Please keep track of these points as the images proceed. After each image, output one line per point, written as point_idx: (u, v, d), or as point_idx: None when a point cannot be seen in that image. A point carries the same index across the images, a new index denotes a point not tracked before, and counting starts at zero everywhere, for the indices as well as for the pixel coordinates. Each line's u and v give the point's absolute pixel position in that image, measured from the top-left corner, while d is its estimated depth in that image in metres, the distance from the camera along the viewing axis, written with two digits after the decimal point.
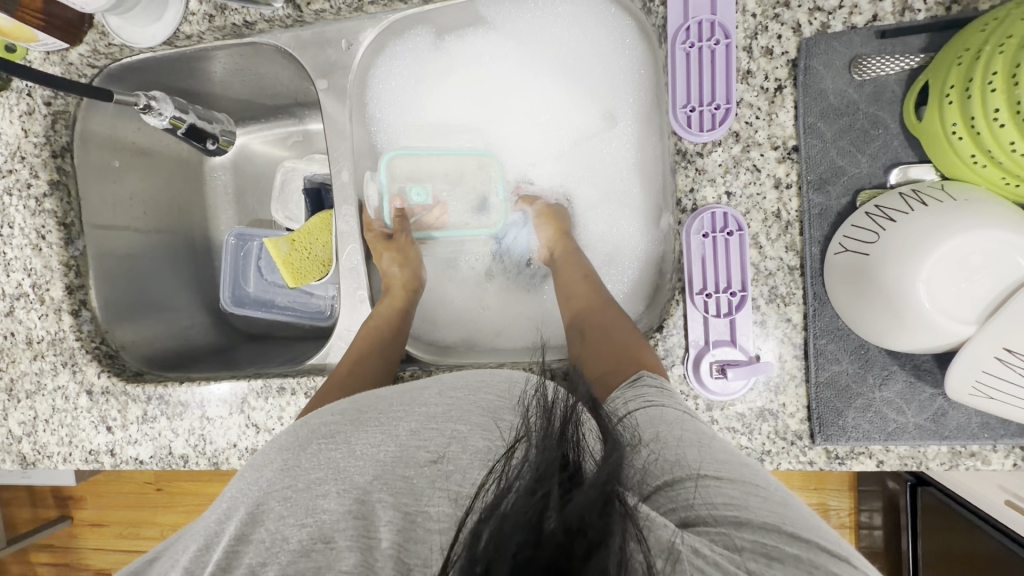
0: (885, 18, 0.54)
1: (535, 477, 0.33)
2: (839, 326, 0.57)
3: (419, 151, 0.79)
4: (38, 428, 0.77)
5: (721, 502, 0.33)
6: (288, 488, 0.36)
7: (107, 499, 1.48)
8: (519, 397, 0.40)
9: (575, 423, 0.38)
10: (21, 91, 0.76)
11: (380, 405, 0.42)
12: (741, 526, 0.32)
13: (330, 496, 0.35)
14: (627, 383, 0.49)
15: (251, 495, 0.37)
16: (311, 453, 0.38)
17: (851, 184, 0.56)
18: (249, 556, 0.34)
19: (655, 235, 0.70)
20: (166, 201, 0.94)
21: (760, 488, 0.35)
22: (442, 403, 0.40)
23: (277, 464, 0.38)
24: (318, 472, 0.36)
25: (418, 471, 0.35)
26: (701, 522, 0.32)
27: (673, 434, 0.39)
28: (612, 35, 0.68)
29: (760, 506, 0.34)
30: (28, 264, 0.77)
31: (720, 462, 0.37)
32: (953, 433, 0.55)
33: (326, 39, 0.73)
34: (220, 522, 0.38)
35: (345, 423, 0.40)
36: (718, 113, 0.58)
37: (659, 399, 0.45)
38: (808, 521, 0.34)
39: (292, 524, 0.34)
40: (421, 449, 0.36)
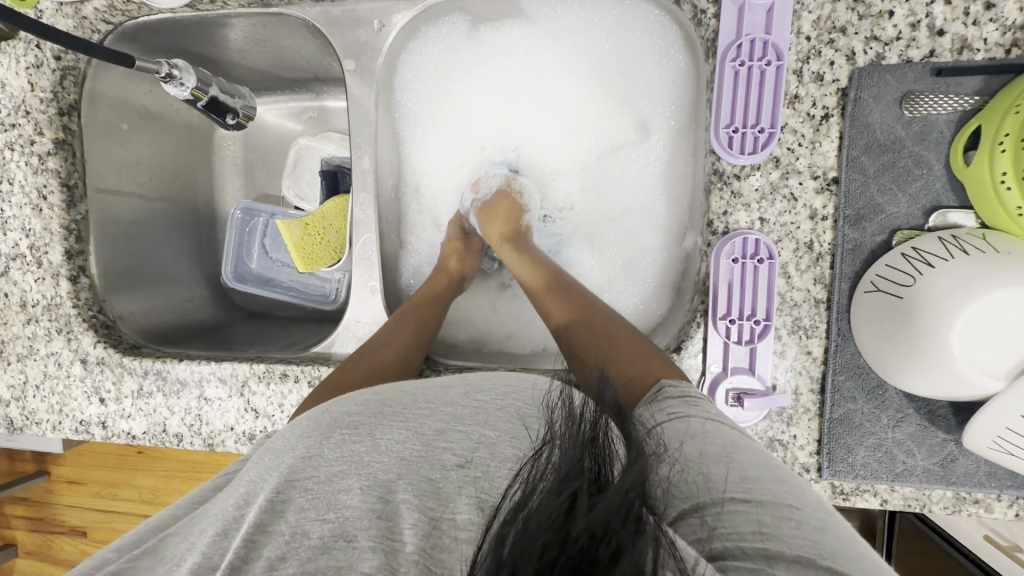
0: (942, 55, 0.53)
1: (558, 479, 0.32)
2: (859, 363, 0.56)
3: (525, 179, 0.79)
4: (27, 393, 0.75)
5: (752, 531, 0.32)
6: (310, 479, 0.35)
7: (87, 458, 1.47)
8: (543, 399, 0.41)
9: (605, 429, 0.37)
10: (30, 42, 0.72)
11: (404, 398, 0.41)
12: (774, 561, 0.30)
13: (353, 492, 0.34)
14: (649, 397, 0.47)
15: (274, 479, 0.36)
16: (334, 442, 0.37)
17: (887, 223, 0.54)
18: (270, 548, 0.33)
19: (677, 253, 0.68)
20: (174, 166, 0.91)
21: (796, 511, 0.33)
22: (469, 404, 0.39)
23: (299, 451, 0.37)
24: (340, 465, 0.35)
25: (446, 475, 0.34)
26: (729, 556, 0.31)
27: (708, 450, 0.38)
28: (657, 43, 0.66)
29: (795, 534, 0.32)
30: (27, 224, 0.74)
31: (749, 482, 0.35)
32: (960, 479, 0.55)
33: (358, 16, 0.69)
34: (234, 511, 0.37)
35: (370, 415, 0.39)
36: (761, 136, 0.56)
37: (683, 410, 0.44)
38: (848, 551, 0.32)
39: (313, 518, 0.33)
40: (447, 451, 0.35)
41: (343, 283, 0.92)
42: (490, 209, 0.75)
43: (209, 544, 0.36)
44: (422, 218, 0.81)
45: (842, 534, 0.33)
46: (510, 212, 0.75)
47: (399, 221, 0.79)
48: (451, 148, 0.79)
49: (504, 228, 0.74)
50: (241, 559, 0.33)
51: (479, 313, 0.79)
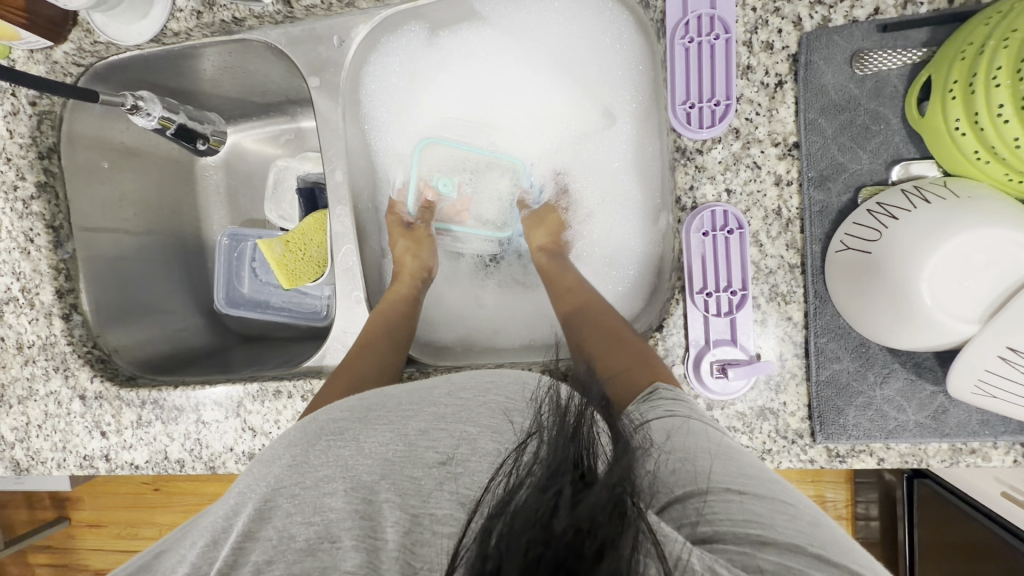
0: (886, 11, 0.53)
1: (545, 475, 0.32)
2: (840, 324, 0.56)
3: (452, 143, 0.78)
4: (31, 434, 0.76)
5: (744, 518, 0.33)
6: (297, 486, 0.36)
7: (105, 499, 1.48)
8: (531, 395, 0.41)
9: (592, 423, 0.38)
10: (6, 91, 0.75)
11: (387, 402, 0.42)
12: (765, 546, 0.31)
13: (337, 494, 0.34)
14: (641, 397, 0.48)
15: (262, 489, 0.37)
16: (319, 449, 0.38)
17: (852, 181, 0.55)
18: (256, 553, 0.33)
19: (654, 234, 0.69)
20: (159, 201, 0.93)
21: (789, 507, 0.35)
22: (451, 403, 0.40)
23: (285, 460, 0.38)
24: (325, 470, 0.36)
25: (427, 472, 0.34)
26: (721, 539, 0.32)
27: (700, 448, 0.40)
28: (610, 29, 0.67)
29: (787, 525, 0.33)
30: (17, 267, 0.75)
31: (744, 477, 0.37)
32: (954, 430, 0.55)
33: (318, 35, 0.71)
34: (225, 521, 0.38)
35: (355, 419, 0.40)
36: (718, 109, 0.57)
37: (680, 410, 0.45)
38: (838, 544, 0.33)
39: (298, 522, 0.34)
40: (430, 449, 0.36)
41: (333, 298, 0.93)
42: (536, 219, 0.77)
43: (198, 556, 0.37)
44: None
45: (831, 530, 0.35)
46: (555, 226, 0.76)
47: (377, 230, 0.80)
48: None
49: (548, 239, 0.76)
50: (230, 564, 0.34)
51: (466, 312, 0.79)
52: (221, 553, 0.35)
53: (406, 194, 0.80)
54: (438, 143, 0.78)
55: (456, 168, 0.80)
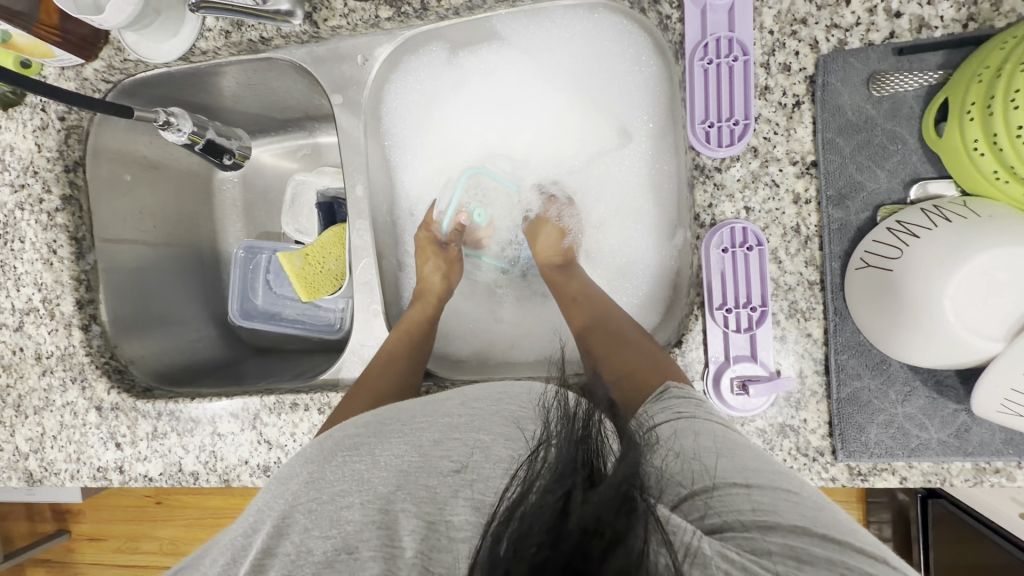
0: (902, 35, 0.54)
1: (552, 478, 0.32)
2: (860, 341, 0.56)
3: (497, 178, 0.81)
4: (45, 444, 0.76)
5: (751, 508, 0.34)
6: (314, 501, 0.37)
7: (107, 513, 1.46)
8: (542, 401, 0.42)
9: (599, 427, 0.38)
10: (36, 106, 0.76)
11: (401, 416, 0.44)
12: (770, 530, 0.33)
13: (354, 507, 0.35)
14: (653, 397, 0.48)
15: (278, 507, 0.39)
16: (335, 464, 0.39)
17: (870, 200, 0.56)
18: (276, 569, 0.35)
19: (670, 249, 0.70)
20: (177, 213, 0.94)
21: (794, 494, 0.36)
22: (465, 413, 0.41)
23: (303, 476, 0.39)
24: (342, 484, 0.37)
25: (442, 480, 0.35)
26: (729, 528, 0.33)
27: (704, 445, 0.40)
28: (629, 51, 0.68)
29: (791, 510, 0.34)
30: (39, 278, 0.76)
31: (748, 470, 0.38)
32: (977, 449, 0.55)
33: (342, 53, 0.72)
34: (245, 538, 0.40)
35: (369, 435, 0.41)
36: (737, 128, 0.58)
37: (687, 409, 0.45)
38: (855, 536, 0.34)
39: (316, 537, 0.35)
40: (445, 458, 0.37)
41: (348, 311, 0.94)
42: (536, 228, 0.78)
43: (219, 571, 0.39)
44: None
45: (836, 513, 0.36)
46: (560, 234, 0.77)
47: (396, 245, 0.81)
48: (442, 170, 0.82)
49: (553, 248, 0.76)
50: None
51: (482, 326, 0.80)
52: (239, 571, 0.37)
53: (441, 216, 0.82)
54: (484, 173, 0.81)
55: (493, 201, 0.83)
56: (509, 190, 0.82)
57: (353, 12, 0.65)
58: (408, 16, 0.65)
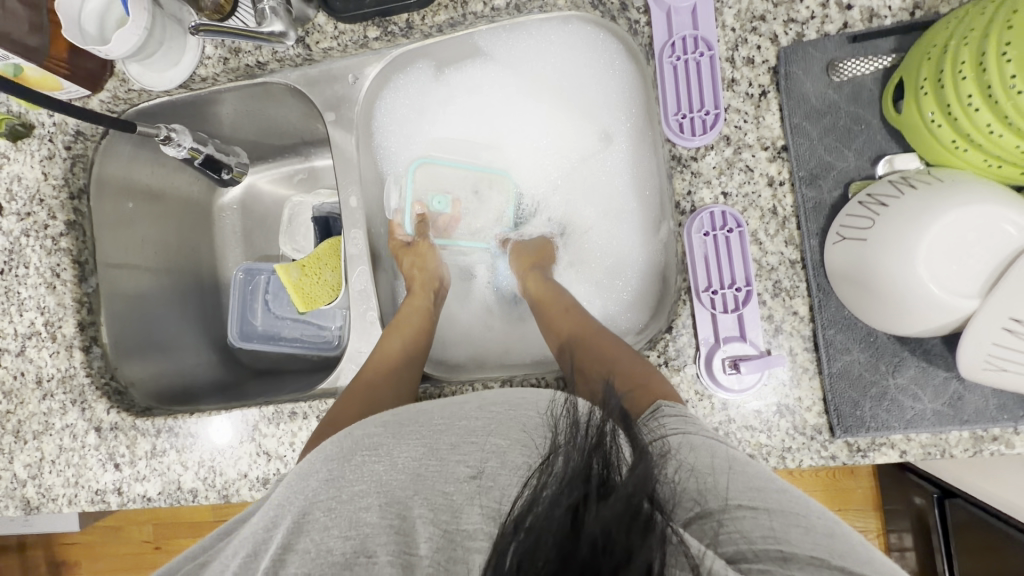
0: (855, 24, 0.58)
1: (563, 489, 0.35)
2: (845, 315, 0.58)
3: (446, 163, 0.82)
4: (44, 470, 0.76)
5: (762, 535, 0.35)
6: (332, 499, 0.40)
7: (103, 561, 1.42)
8: (551, 412, 0.44)
9: (611, 436, 0.40)
10: (43, 137, 0.79)
11: (420, 417, 0.47)
12: (787, 561, 0.33)
13: (371, 509, 0.38)
14: (646, 413, 0.49)
15: (296, 505, 0.41)
16: (354, 464, 0.42)
17: (841, 178, 0.58)
18: (295, 564, 0.37)
19: (655, 242, 0.72)
20: (178, 240, 0.96)
21: (803, 517, 0.36)
22: (483, 416, 0.45)
23: (323, 473, 0.42)
24: (361, 484, 0.40)
25: (458, 487, 0.39)
26: (744, 558, 0.34)
27: (705, 464, 0.41)
28: (604, 57, 0.72)
29: (803, 538, 0.34)
30: (42, 302, 0.78)
31: (754, 490, 0.38)
32: (972, 417, 0.55)
33: (334, 74, 0.76)
34: (264, 533, 0.41)
35: (387, 435, 0.44)
36: (708, 118, 0.61)
37: (685, 427, 0.46)
38: (861, 554, 0.35)
39: (336, 535, 0.38)
40: (461, 464, 0.40)
41: (345, 328, 0.96)
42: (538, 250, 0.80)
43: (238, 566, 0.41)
44: None
45: (851, 539, 0.36)
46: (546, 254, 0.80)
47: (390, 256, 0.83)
48: None
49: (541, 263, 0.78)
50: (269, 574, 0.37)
51: (478, 331, 0.81)
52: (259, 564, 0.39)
53: (403, 218, 0.82)
54: (429, 163, 0.82)
55: (448, 185, 0.83)
56: (461, 169, 0.82)
57: (343, 34, 0.69)
58: (395, 35, 0.70)
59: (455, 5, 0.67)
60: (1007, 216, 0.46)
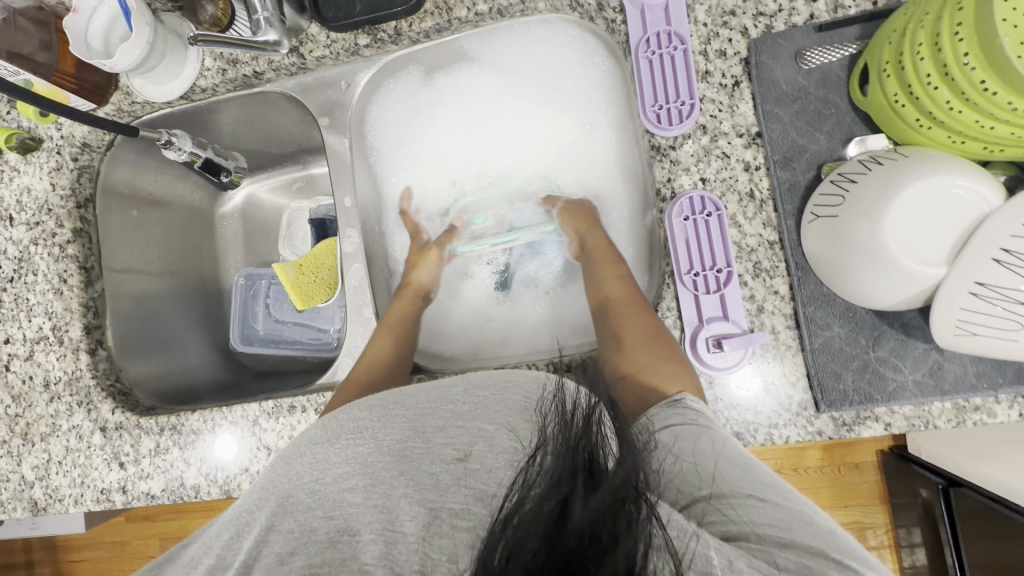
0: (820, 15, 0.61)
1: (551, 483, 0.36)
2: (824, 292, 0.59)
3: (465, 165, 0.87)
4: (51, 471, 0.78)
5: (766, 522, 0.36)
6: (315, 482, 0.41)
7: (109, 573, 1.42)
8: (539, 403, 0.45)
9: (597, 426, 0.42)
10: (52, 150, 0.83)
11: (407, 401, 0.48)
12: (787, 547, 0.35)
13: (355, 490, 0.40)
14: (665, 403, 0.51)
15: (274, 497, 0.42)
16: (339, 447, 0.44)
17: (814, 160, 0.60)
18: (279, 545, 0.38)
19: (641, 230, 0.74)
20: (181, 247, 0.99)
21: (806, 515, 0.38)
22: (468, 401, 0.45)
23: (307, 457, 0.44)
24: (344, 467, 0.42)
25: (444, 467, 0.40)
26: (745, 537, 0.35)
27: (714, 456, 0.43)
28: (583, 53, 0.75)
29: (805, 531, 0.36)
30: (49, 307, 0.81)
31: (763, 485, 0.40)
32: (952, 386, 0.57)
33: (327, 81, 0.80)
34: (246, 515, 0.43)
35: (372, 419, 0.46)
36: (684, 108, 0.63)
37: (701, 420, 0.48)
38: (855, 550, 0.37)
39: (319, 516, 0.39)
40: (447, 446, 0.41)
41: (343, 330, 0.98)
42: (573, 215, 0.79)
43: (222, 546, 0.42)
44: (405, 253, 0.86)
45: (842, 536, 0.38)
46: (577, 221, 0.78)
47: (385, 254, 0.85)
48: (423, 180, 0.87)
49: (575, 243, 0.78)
50: (252, 558, 0.38)
51: (473, 324, 0.83)
52: (245, 542, 0.41)
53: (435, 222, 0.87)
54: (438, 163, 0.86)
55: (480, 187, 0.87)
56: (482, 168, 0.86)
57: (335, 42, 0.73)
58: (384, 41, 0.73)
59: (440, 11, 0.70)
60: (986, 200, 0.47)
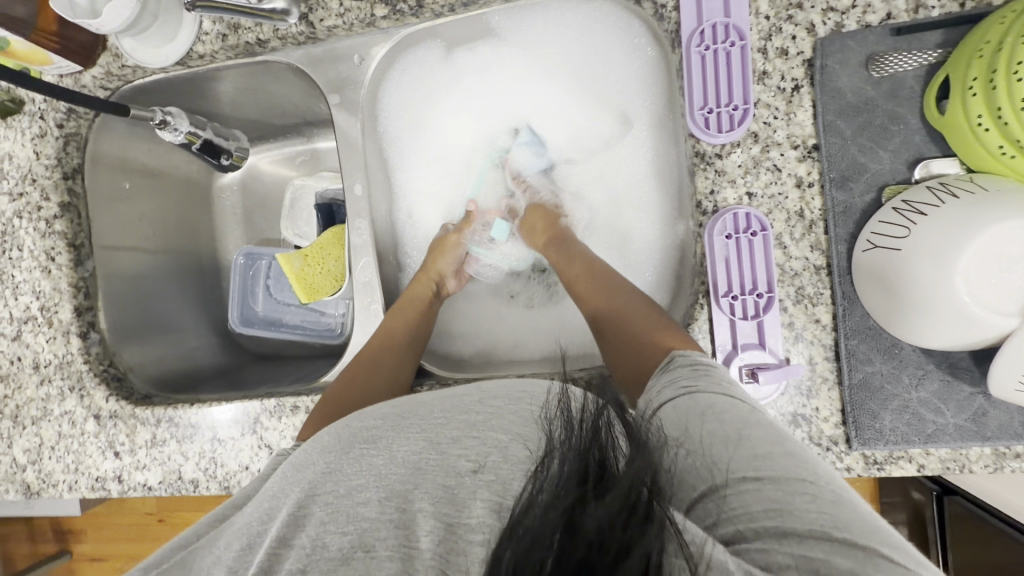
0: (899, 15, 0.54)
1: (557, 489, 0.30)
2: (870, 325, 0.55)
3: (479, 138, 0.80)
4: (43, 455, 0.75)
5: (764, 509, 0.31)
6: (333, 492, 0.35)
7: (107, 532, 1.43)
8: (541, 412, 0.37)
9: (606, 425, 0.36)
10: (35, 114, 0.76)
11: (424, 408, 0.40)
12: (786, 537, 0.29)
13: (371, 504, 0.33)
14: (661, 368, 0.47)
15: (297, 492, 0.36)
16: (355, 455, 0.37)
17: (874, 181, 0.55)
18: (293, 560, 0.32)
19: (672, 239, 0.69)
20: (176, 220, 0.94)
21: (809, 484, 0.32)
22: (484, 410, 0.38)
23: (322, 464, 0.37)
24: (361, 477, 0.35)
25: (461, 481, 0.32)
26: (741, 539, 0.30)
27: (712, 433, 0.36)
28: (625, 41, 0.68)
29: (807, 508, 0.30)
30: (37, 286, 0.76)
31: (761, 458, 0.34)
32: (995, 433, 0.53)
33: (338, 54, 0.73)
34: (263, 521, 0.36)
35: (389, 426, 0.39)
36: (736, 113, 0.58)
37: (696, 383, 0.42)
38: (870, 523, 0.30)
39: (335, 529, 0.33)
40: (462, 457, 0.34)
41: (349, 314, 0.92)
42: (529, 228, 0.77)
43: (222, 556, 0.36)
44: (414, 243, 0.82)
45: (857, 506, 0.32)
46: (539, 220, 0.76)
47: (394, 246, 0.80)
48: (436, 168, 0.81)
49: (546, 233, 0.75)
50: (266, 569, 0.32)
51: (486, 326, 0.79)
52: (257, 556, 0.34)
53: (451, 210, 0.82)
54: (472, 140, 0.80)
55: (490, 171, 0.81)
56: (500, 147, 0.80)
57: (350, 11, 0.65)
58: (403, 14, 0.66)
59: None
60: None
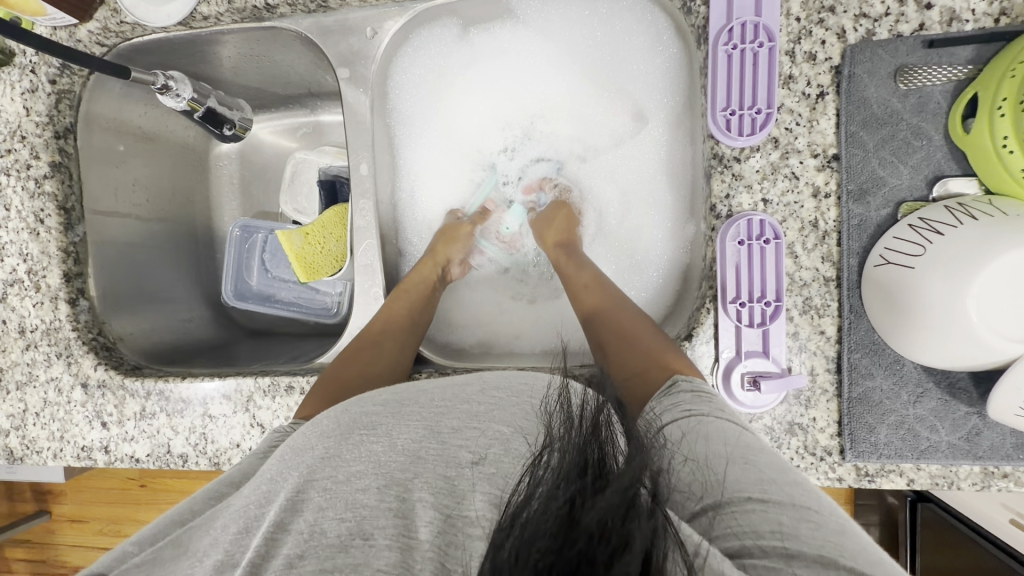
0: (932, 27, 0.53)
1: (558, 482, 0.30)
2: (874, 340, 0.55)
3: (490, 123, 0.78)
4: (27, 422, 0.73)
5: (769, 530, 0.30)
6: (330, 478, 0.33)
7: (87, 495, 1.43)
8: (542, 403, 0.37)
9: (606, 424, 0.35)
10: (25, 68, 0.73)
11: (421, 397, 0.39)
12: (793, 559, 0.28)
13: (370, 491, 0.31)
14: (661, 391, 0.45)
15: (293, 479, 0.34)
16: (352, 443, 0.35)
17: (892, 196, 0.54)
18: (289, 546, 0.30)
19: (681, 240, 0.68)
20: (171, 187, 0.91)
21: (813, 511, 0.31)
22: (484, 401, 0.37)
23: (318, 452, 0.36)
24: (358, 465, 0.33)
25: (461, 472, 0.32)
26: (747, 554, 0.29)
27: (716, 452, 0.36)
28: (650, 31, 0.66)
29: (813, 535, 0.29)
30: (24, 249, 0.73)
31: (764, 480, 0.33)
32: (986, 453, 0.54)
33: (350, 26, 0.70)
34: (258, 508, 0.35)
35: (387, 414, 0.37)
36: (759, 117, 0.56)
37: (698, 407, 0.41)
38: (872, 555, 0.29)
39: (332, 517, 0.31)
40: (463, 448, 0.33)
41: (345, 295, 0.90)
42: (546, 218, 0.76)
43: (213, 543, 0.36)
44: (416, 226, 0.81)
45: (860, 538, 0.31)
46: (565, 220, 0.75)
47: (396, 229, 0.78)
48: (444, 150, 0.79)
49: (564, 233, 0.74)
50: (261, 557, 0.31)
51: (486, 316, 0.78)
52: (254, 541, 0.33)
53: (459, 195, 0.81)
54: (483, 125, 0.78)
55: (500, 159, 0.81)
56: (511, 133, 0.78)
57: None
58: None
59: None
60: None
